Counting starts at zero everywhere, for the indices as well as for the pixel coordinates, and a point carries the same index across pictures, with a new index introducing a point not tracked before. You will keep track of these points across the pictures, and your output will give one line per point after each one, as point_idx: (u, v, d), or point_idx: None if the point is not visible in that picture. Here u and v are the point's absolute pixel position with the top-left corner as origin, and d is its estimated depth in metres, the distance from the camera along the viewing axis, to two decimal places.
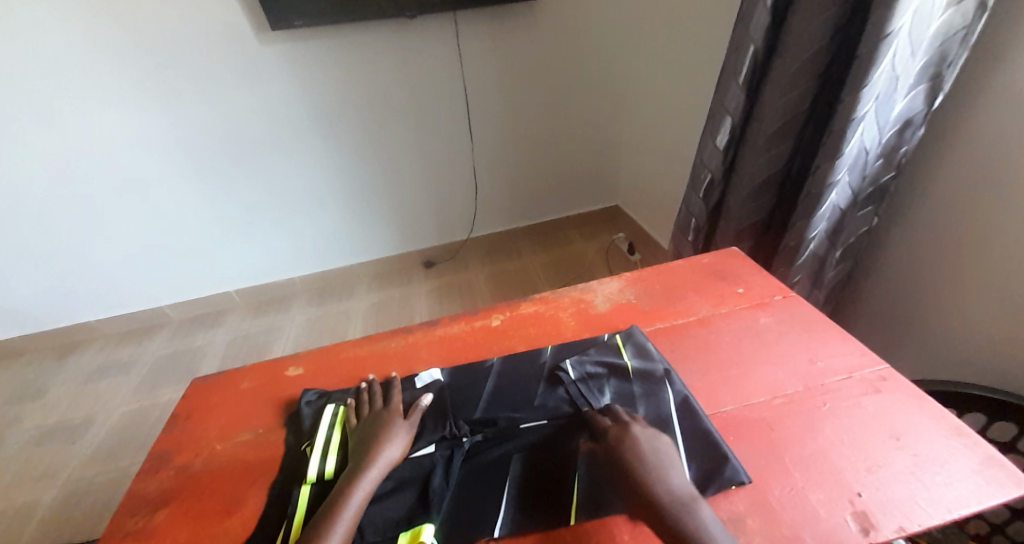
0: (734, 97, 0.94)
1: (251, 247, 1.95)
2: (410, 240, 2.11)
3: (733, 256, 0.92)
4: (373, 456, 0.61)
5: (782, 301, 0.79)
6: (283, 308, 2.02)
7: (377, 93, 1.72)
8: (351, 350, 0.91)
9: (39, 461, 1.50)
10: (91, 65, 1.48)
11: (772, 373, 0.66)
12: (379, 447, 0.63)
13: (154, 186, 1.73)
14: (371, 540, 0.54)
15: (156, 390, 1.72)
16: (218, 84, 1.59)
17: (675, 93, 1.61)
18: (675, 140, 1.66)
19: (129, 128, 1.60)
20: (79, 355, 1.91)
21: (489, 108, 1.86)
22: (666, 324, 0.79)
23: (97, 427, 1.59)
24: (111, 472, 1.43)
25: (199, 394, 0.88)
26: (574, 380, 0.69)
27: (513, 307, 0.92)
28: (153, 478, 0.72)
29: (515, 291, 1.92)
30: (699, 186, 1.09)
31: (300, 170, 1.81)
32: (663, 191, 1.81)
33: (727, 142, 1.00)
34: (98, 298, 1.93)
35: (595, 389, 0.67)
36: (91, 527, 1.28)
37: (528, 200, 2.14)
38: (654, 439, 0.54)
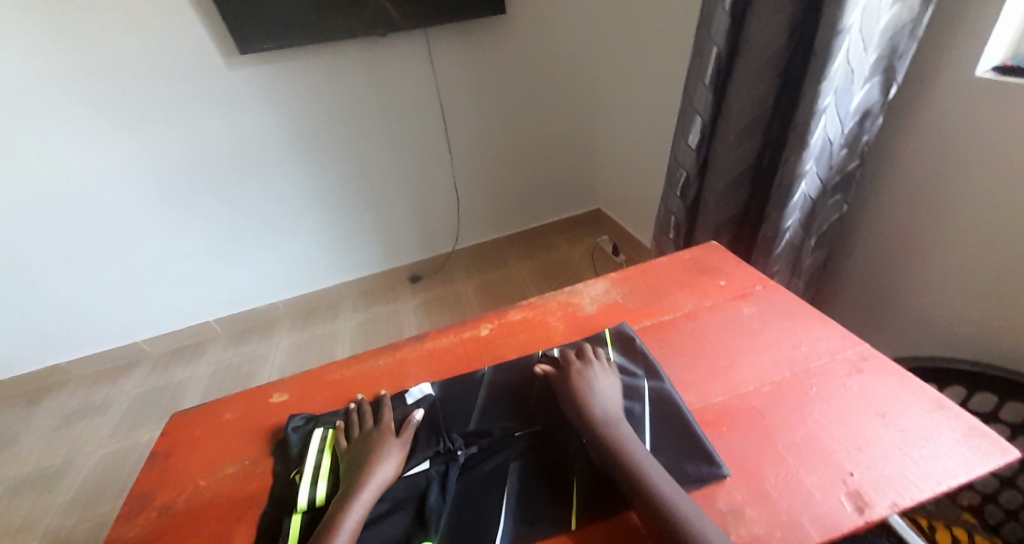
0: (702, 98, 0.96)
1: (230, 275, 1.90)
2: (394, 257, 2.09)
3: (713, 249, 0.94)
4: (367, 474, 0.60)
5: (763, 291, 0.81)
6: (267, 334, 1.97)
7: (353, 111, 1.72)
8: (338, 370, 0.89)
9: (13, 514, 1.42)
10: (53, 99, 1.44)
11: (760, 361, 0.67)
12: (374, 463, 0.62)
13: (125, 218, 1.68)
14: None
15: (137, 429, 1.65)
16: (187, 110, 1.56)
17: (647, 97, 1.64)
18: (650, 141, 1.69)
19: (96, 160, 1.56)
20: (52, 399, 1.82)
21: (465, 120, 1.87)
22: (654, 320, 0.80)
23: (75, 473, 1.51)
24: (93, 518, 1.36)
25: (180, 429, 0.85)
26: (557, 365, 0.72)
27: (500, 314, 0.91)
28: (134, 521, 0.69)
29: (503, 299, 1.92)
30: (675, 184, 1.12)
31: (278, 192, 1.79)
32: (642, 192, 1.84)
33: (698, 141, 1.02)
34: (70, 337, 1.85)
35: None
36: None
37: (509, 209, 2.15)
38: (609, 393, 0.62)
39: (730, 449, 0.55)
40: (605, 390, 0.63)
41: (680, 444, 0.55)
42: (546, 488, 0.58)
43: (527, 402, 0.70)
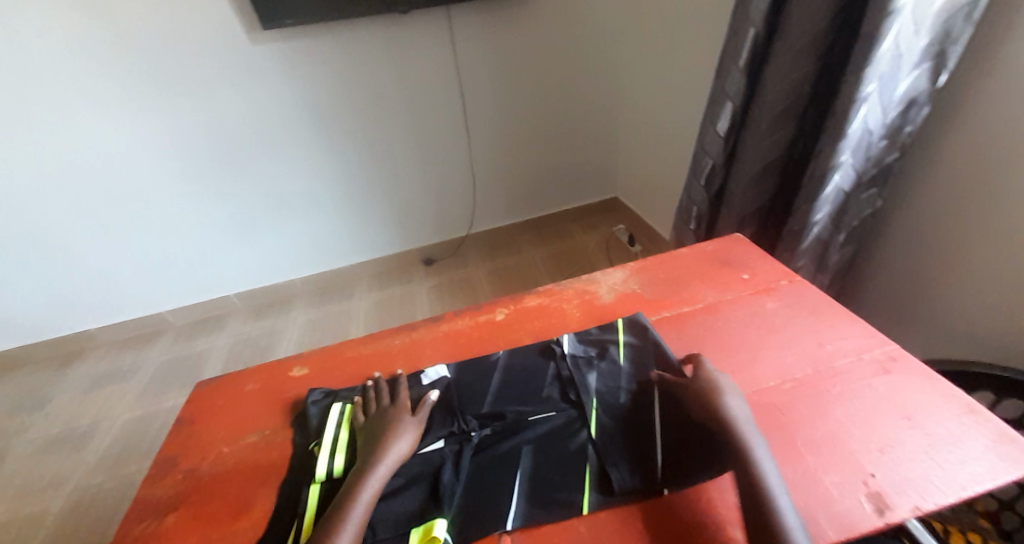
0: (734, 82, 0.93)
1: (249, 251, 1.94)
2: (409, 239, 2.10)
3: (738, 242, 0.92)
4: (386, 448, 0.62)
5: (789, 286, 0.79)
6: (284, 309, 2.02)
7: (372, 91, 1.71)
8: (356, 347, 0.91)
9: (45, 470, 1.50)
10: (81, 70, 1.46)
11: (782, 358, 0.66)
12: (394, 441, 0.63)
13: (151, 193, 1.72)
14: (383, 536, 0.54)
15: (161, 395, 1.72)
16: (208, 85, 1.57)
17: (672, 84, 1.60)
18: (673, 128, 1.66)
19: (123, 132, 1.59)
20: (82, 363, 1.90)
21: (485, 102, 1.85)
22: (672, 312, 0.79)
23: (104, 434, 1.59)
24: (121, 477, 1.44)
25: (204, 397, 0.88)
26: (565, 355, 0.73)
27: (516, 300, 0.92)
28: (160, 483, 0.72)
29: (516, 285, 1.93)
30: (700, 174, 1.09)
31: (296, 170, 1.80)
32: (663, 181, 1.80)
33: (727, 129, 0.99)
34: (98, 305, 1.92)
35: (584, 366, 0.71)
36: (102, 532, 1.29)
37: (526, 195, 2.14)
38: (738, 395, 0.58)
39: None
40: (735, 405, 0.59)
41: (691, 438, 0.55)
42: (559, 474, 0.58)
43: (541, 386, 0.70)
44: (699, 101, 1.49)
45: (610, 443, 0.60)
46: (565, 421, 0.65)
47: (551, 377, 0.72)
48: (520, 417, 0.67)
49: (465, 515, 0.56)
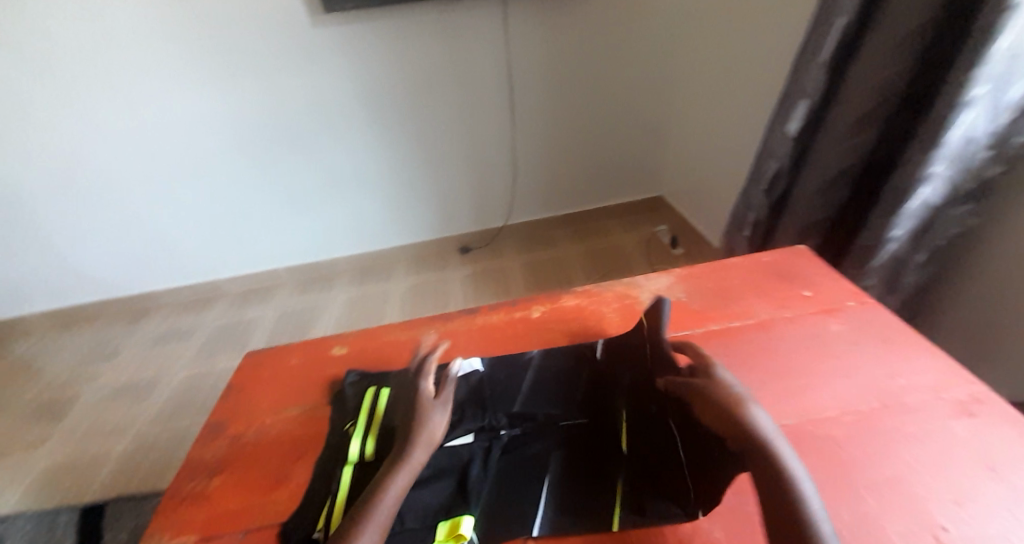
0: (813, 79, 0.86)
1: (299, 228, 2.02)
2: (449, 225, 2.11)
3: (800, 254, 0.85)
4: (414, 434, 0.60)
5: (857, 308, 0.72)
6: (326, 287, 2.09)
7: (424, 77, 1.72)
8: (392, 333, 0.92)
9: (111, 416, 1.64)
10: (157, 47, 1.55)
11: (842, 387, 0.60)
12: (421, 426, 0.62)
13: (213, 168, 1.82)
14: (411, 527, 0.55)
15: (213, 357, 1.83)
16: (271, 66, 1.63)
17: (734, 78, 1.50)
18: (731, 125, 1.56)
19: (192, 108, 1.68)
20: (147, 321, 2.06)
21: (534, 91, 1.82)
22: (719, 325, 0.74)
23: (163, 388, 1.72)
24: (177, 429, 1.55)
25: (251, 367, 0.92)
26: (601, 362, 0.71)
27: (554, 299, 0.90)
28: (210, 445, 0.77)
29: (550, 281, 1.89)
30: (762, 177, 1.02)
31: (344, 153, 1.84)
32: (716, 181, 1.71)
33: (799, 129, 0.92)
34: (162, 270, 2.06)
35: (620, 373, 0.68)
36: (155, 479, 1.39)
37: (569, 188, 2.09)
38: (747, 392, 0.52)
39: None
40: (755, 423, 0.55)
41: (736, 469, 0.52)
42: (588, 482, 0.57)
43: (575, 390, 0.69)
44: (764, 98, 1.39)
45: (644, 456, 0.57)
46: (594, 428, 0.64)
47: (586, 381, 0.69)
48: (550, 420, 0.66)
49: (491, 514, 0.55)
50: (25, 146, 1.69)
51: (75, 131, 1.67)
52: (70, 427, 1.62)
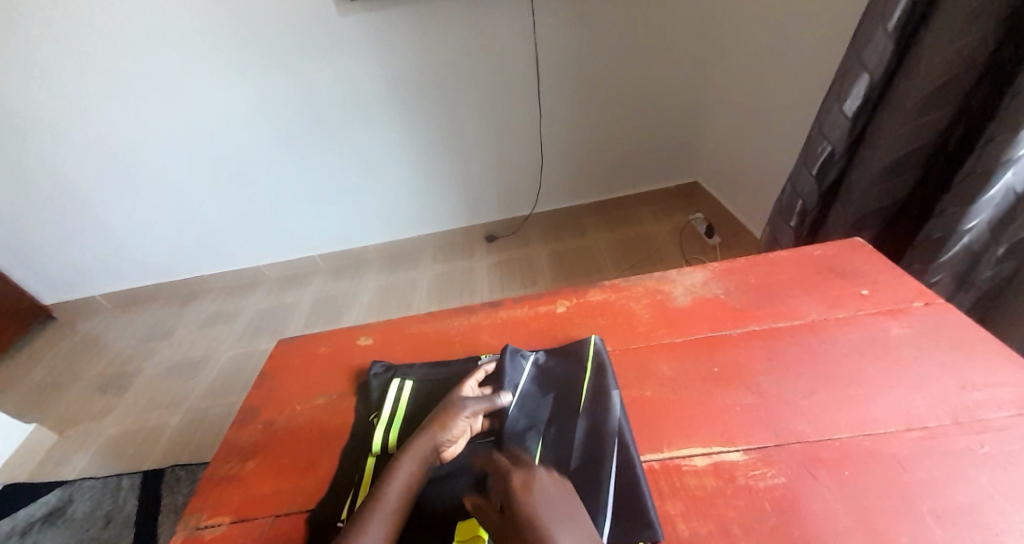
0: (878, 50, 0.77)
1: (332, 216, 2.04)
2: (478, 213, 2.09)
3: (855, 248, 0.78)
4: (432, 433, 0.59)
5: (924, 309, 0.65)
6: (358, 274, 2.12)
7: (454, 61, 1.68)
8: (417, 326, 0.91)
9: (164, 392, 1.73)
10: (195, 39, 1.58)
11: (904, 399, 0.54)
12: (444, 425, 0.60)
13: (250, 157, 1.85)
14: (431, 523, 0.54)
15: (254, 340, 1.90)
16: (302, 55, 1.63)
17: (783, 53, 1.39)
18: (778, 105, 1.45)
19: (228, 99, 1.70)
20: (195, 304, 2.15)
21: (565, 73, 1.74)
22: (762, 326, 0.69)
23: (210, 368, 1.80)
24: (225, 405, 1.62)
25: (283, 354, 0.93)
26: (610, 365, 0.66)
27: (581, 293, 0.86)
28: (243, 429, 0.79)
29: (577, 272, 1.84)
30: (813, 161, 0.95)
31: (374, 140, 1.84)
32: (759, 166, 1.60)
33: (858, 108, 0.84)
34: (206, 256, 2.14)
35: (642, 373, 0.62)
36: (204, 452, 1.47)
37: (600, 175, 2.02)
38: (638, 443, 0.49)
39: (852, 497, 0.46)
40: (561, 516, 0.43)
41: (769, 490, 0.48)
42: (614, 486, 0.50)
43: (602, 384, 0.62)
44: (815, 74, 1.28)
45: (675, 464, 0.54)
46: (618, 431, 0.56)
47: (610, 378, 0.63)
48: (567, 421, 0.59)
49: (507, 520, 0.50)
50: (77, 137, 1.76)
51: (123, 123, 1.74)
52: (129, 401, 1.72)
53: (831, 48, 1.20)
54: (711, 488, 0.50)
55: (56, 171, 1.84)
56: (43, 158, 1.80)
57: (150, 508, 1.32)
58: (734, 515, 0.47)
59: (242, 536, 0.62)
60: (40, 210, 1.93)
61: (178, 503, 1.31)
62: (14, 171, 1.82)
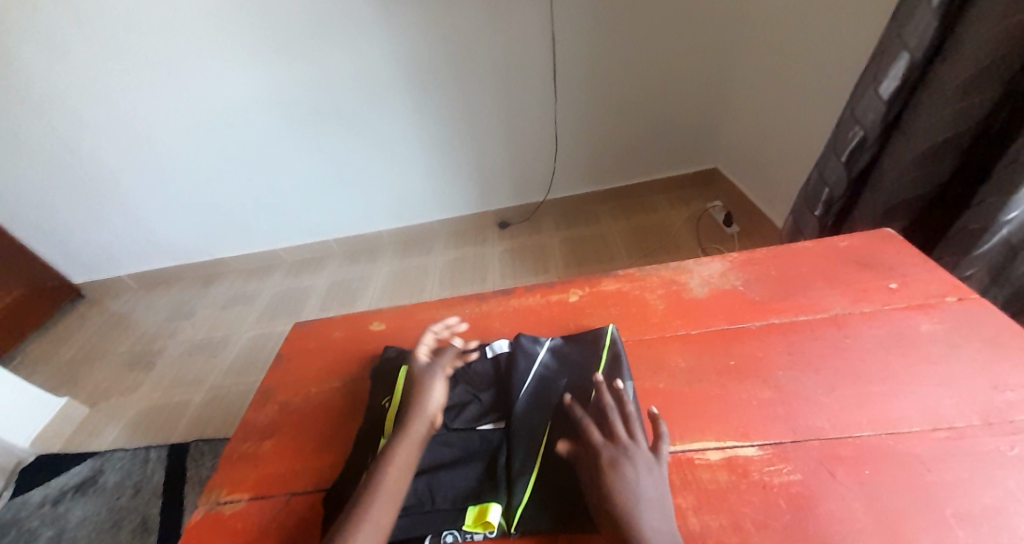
0: (920, 28, 0.73)
1: (346, 200, 2.05)
2: (491, 199, 2.07)
3: (884, 240, 0.75)
4: (415, 409, 0.61)
5: (956, 305, 0.62)
6: (372, 258, 2.13)
7: (467, 45, 1.65)
8: (429, 311, 0.91)
9: (187, 371, 1.78)
10: (209, 21, 1.56)
11: (931, 398, 0.52)
12: (423, 397, 0.63)
13: (264, 140, 1.85)
14: (441, 507, 0.55)
15: (272, 321, 1.93)
16: (316, 36, 1.61)
17: (810, 34, 1.32)
18: (805, 88, 1.38)
19: (243, 82, 1.70)
20: (216, 286, 2.20)
21: (581, 56, 1.69)
22: (782, 319, 0.67)
23: (230, 348, 1.84)
24: (244, 384, 1.66)
25: (298, 337, 0.94)
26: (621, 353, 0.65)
27: (594, 282, 0.85)
28: (261, 409, 0.80)
29: (590, 260, 1.82)
30: (844, 146, 0.91)
31: (388, 124, 1.82)
32: (782, 152, 1.54)
33: (895, 90, 0.80)
34: (224, 239, 2.17)
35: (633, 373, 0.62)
36: (227, 428, 1.51)
37: (616, 161, 1.98)
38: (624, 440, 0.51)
39: (873, 496, 0.45)
40: (648, 508, 0.45)
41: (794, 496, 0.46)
42: None
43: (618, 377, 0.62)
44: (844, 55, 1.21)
45: (687, 458, 0.53)
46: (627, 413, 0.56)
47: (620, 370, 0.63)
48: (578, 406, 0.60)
49: (522, 502, 0.53)
50: (100, 120, 1.78)
51: (143, 107, 1.75)
52: (154, 379, 1.78)
53: (860, 27, 1.13)
54: (724, 482, 0.49)
55: (80, 153, 1.87)
56: (67, 142, 1.84)
57: (176, 480, 1.37)
58: (747, 511, 0.46)
59: (260, 513, 0.64)
60: (64, 193, 1.97)
61: (202, 475, 1.36)
62: (40, 154, 1.86)
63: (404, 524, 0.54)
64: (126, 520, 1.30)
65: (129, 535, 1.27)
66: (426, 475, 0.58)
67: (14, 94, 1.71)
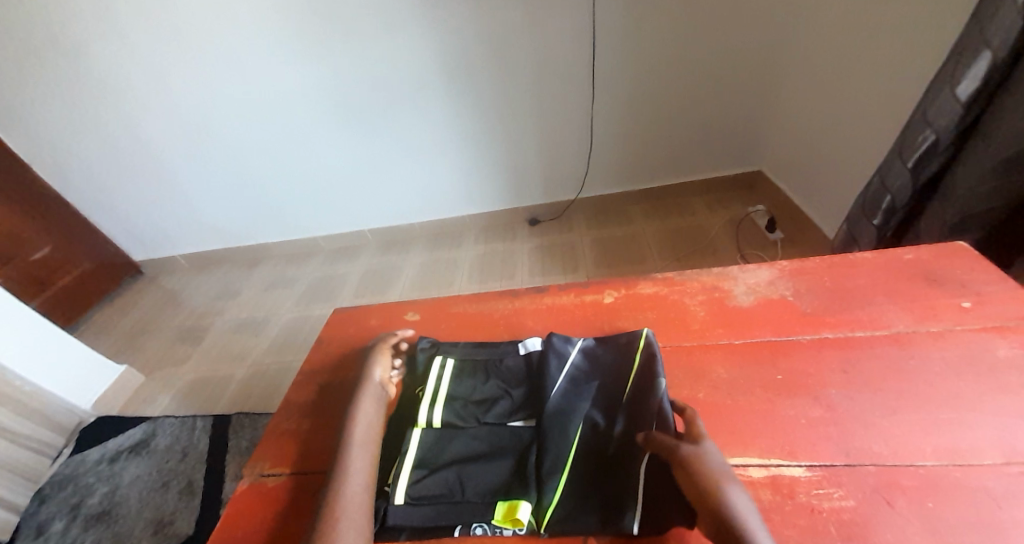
0: (1006, 25, 0.66)
1: (381, 191, 2.09)
2: (524, 194, 2.06)
3: (956, 254, 0.69)
4: (363, 382, 0.71)
5: None
6: (405, 250, 2.18)
7: (506, 40, 1.64)
8: (462, 305, 0.92)
9: (230, 348, 1.87)
10: (262, 14, 1.62)
11: (1006, 428, 0.48)
12: (366, 373, 0.72)
13: (307, 130, 1.91)
14: (468, 499, 0.55)
15: (310, 306, 2.00)
16: (360, 29, 1.64)
17: (869, 29, 1.23)
18: (864, 88, 1.29)
19: (289, 73, 1.76)
20: (260, 268, 2.31)
21: (623, 51, 1.65)
22: (835, 334, 0.63)
23: (270, 328, 1.92)
24: (282, 363, 1.73)
25: (336, 323, 0.97)
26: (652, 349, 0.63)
27: (630, 284, 0.83)
28: (301, 390, 0.83)
29: (623, 260, 1.79)
30: (912, 152, 0.85)
31: (424, 117, 1.84)
32: (835, 156, 1.46)
33: (973, 93, 0.73)
34: (267, 225, 2.27)
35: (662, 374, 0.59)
36: (265, 404, 1.59)
37: (655, 160, 1.93)
38: (702, 441, 0.51)
39: (936, 529, 0.42)
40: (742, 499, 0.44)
41: (843, 528, 0.43)
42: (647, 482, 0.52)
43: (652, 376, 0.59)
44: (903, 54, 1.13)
45: None
46: (658, 414, 0.55)
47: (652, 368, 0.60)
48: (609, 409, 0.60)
49: (552, 502, 0.53)
50: (161, 107, 1.89)
51: (200, 97, 1.85)
52: (200, 354, 1.88)
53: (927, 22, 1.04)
54: (767, 502, 0.47)
55: (140, 136, 1.98)
56: (131, 128, 1.96)
57: (218, 449, 1.45)
58: (791, 533, 0.44)
59: (298, 489, 0.66)
60: (126, 175, 2.11)
61: (241, 447, 1.44)
62: (106, 138, 2.00)
63: (434, 512, 0.55)
64: (173, 482, 1.39)
65: (175, 496, 1.35)
66: (457, 467, 0.59)
67: (85, 80, 1.83)
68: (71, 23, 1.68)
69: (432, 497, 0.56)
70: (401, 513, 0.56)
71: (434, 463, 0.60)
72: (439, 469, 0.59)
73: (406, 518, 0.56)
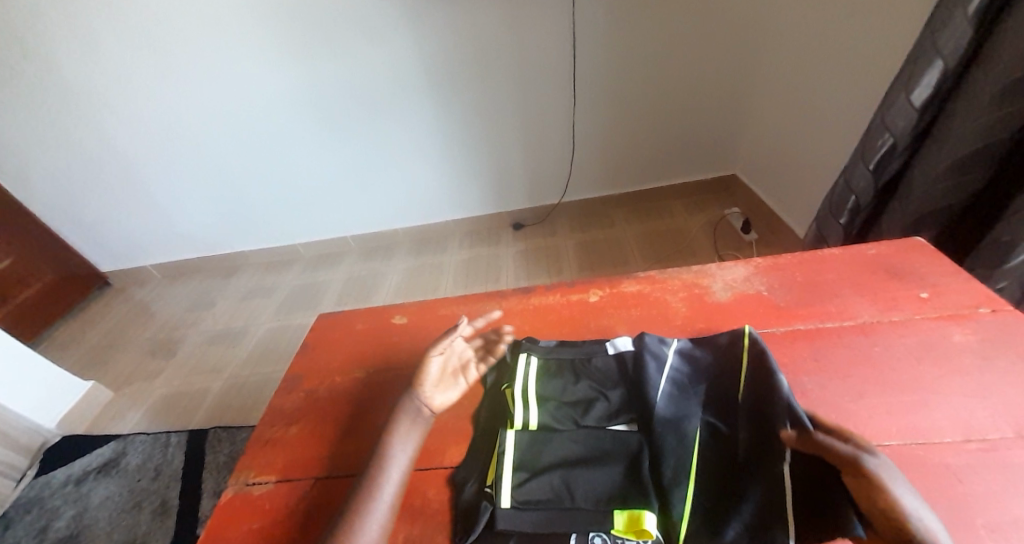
0: (955, 35, 0.72)
1: (361, 198, 2.09)
2: (504, 200, 2.08)
3: (916, 249, 0.74)
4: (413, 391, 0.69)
5: (990, 316, 0.62)
6: (386, 256, 2.17)
7: (484, 49, 1.67)
8: (449, 307, 0.93)
9: (208, 359, 1.83)
10: (239, 21, 1.61)
11: (963, 409, 0.52)
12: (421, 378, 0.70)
13: (285, 137, 1.90)
14: (581, 507, 0.54)
15: (291, 314, 1.98)
16: (338, 37, 1.64)
17: (831, 40, 1.30)
18: (827, 95, 1.36)
19: (266, 79, 1.75)
20: (238, 277, 2.26)
21: (601, 58, 1.69)
22: (807, 326, 0.67)
23: (251, 337, 1.89)
24: (262, 373, 1.70)
25: (321, 328, 0.97)
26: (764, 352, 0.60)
27: (614, 283, 0.85)
28: (287, 397, 0.83)
29: (604, 263, 1.82)
30: (871, 155, 0.90)
31: (402, 125, 1.86)
32: (803, 160, 1.53)
33: (927, 98, 0.79)
34: (244, 233, 2.23)
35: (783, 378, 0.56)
36: (245, 416, 1.56)
37: (633, 165, 1.98)
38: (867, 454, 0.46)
39: None
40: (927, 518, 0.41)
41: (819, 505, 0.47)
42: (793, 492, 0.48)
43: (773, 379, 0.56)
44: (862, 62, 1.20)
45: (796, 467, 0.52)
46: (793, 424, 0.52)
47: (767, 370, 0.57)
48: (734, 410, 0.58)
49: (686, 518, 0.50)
50: (133, 114, 1.85)
51: (174, 104, 1.82)
52: (176, 366, 1.84)
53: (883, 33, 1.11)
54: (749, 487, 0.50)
55: (108, 142, 1.93)
56: (101, 135, 1.91)
57: (197, 463, 1.41)
58: None
59: (287, 497, 0.66)
60: (95, 184, 2.06)
61: (221, 461, 1.40)
62: (73, 147, 1.94)
63: (542, 517, 0.54)
64: (146, 502, 1.35)
65: (149, 515, 1.32)
66: (563, 471, 0.57)
67: (52, 86, 1.78)
68: (36, 29, 1.64)
69: (539, 502, 0.55)
70: (508, 517, 0.54)
71: (534, 465, 0.59)
72: (542, 472, 0.57)
73: (512, 523, 0.54)
